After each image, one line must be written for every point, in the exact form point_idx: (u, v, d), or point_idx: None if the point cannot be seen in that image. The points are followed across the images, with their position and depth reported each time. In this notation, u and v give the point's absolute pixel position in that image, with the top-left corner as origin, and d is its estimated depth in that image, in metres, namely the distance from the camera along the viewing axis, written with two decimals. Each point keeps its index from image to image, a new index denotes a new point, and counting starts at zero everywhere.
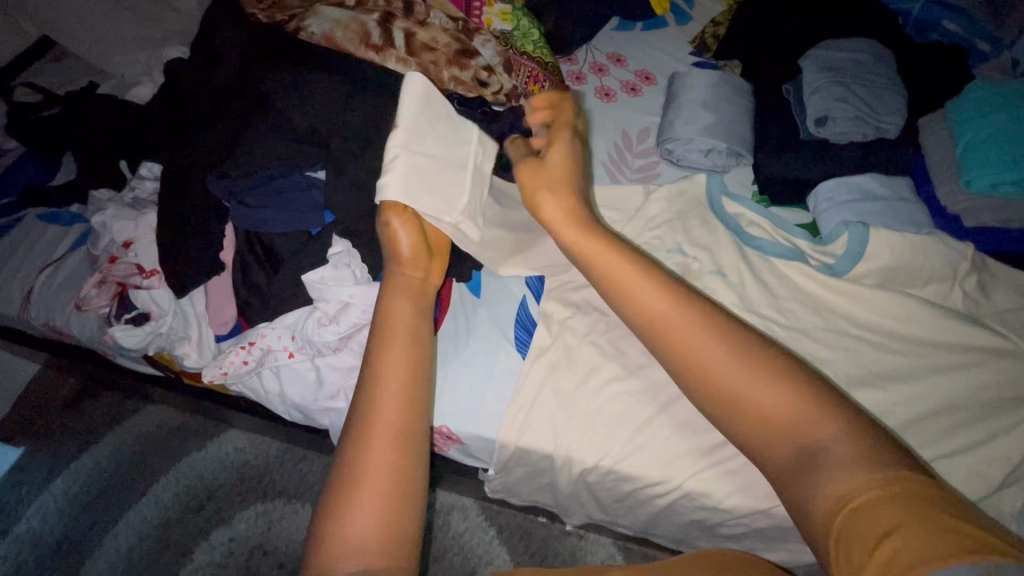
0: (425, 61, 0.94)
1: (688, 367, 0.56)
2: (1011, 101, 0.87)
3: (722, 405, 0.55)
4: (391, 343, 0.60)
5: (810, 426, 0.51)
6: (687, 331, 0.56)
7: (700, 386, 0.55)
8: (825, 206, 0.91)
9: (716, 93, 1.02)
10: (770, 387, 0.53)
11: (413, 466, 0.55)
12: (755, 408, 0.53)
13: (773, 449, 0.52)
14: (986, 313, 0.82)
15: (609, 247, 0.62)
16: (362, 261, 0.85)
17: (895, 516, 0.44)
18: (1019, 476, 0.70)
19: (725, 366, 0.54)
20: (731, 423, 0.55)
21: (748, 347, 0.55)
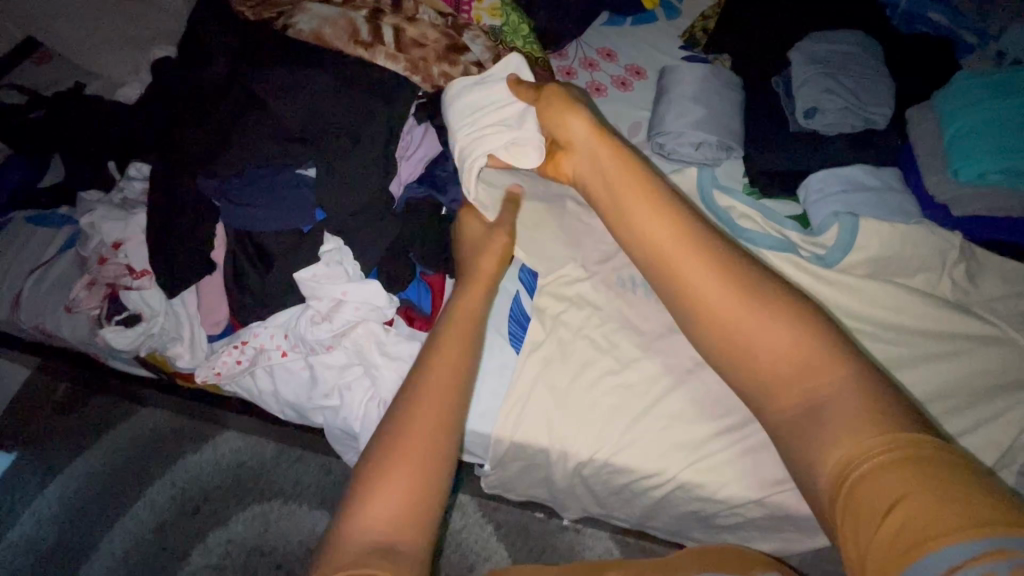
0: (415, 57, 0.93)
1: (696, 311, 0.59)
2: (996, 91, 0.87)
3: (732, 355, 0.57)
4: (444, 343, 0.62)
5: (823, 382, 0.52)
6: (697, 273, 0.59)
7: (708, 332, 0.58)
8: (814, 197, 0.92)
9: (705, 87, 1.03)
10: (782, 341, 0.54)
11: (442, 464, 0.55)
12: (764, 358, 0.55)
13: (779, 402, 0.54)
14: (975, 301, 0.83)
15: (631, 176, 0.67)
16: (354, 258, 0.85)
17: (899, 483, 0.43)
18: (1007, 461, 0.71)
19: (730, 310, 0.56)
20: (739, 374, 0.57)
21: (753, 290, 0.57)
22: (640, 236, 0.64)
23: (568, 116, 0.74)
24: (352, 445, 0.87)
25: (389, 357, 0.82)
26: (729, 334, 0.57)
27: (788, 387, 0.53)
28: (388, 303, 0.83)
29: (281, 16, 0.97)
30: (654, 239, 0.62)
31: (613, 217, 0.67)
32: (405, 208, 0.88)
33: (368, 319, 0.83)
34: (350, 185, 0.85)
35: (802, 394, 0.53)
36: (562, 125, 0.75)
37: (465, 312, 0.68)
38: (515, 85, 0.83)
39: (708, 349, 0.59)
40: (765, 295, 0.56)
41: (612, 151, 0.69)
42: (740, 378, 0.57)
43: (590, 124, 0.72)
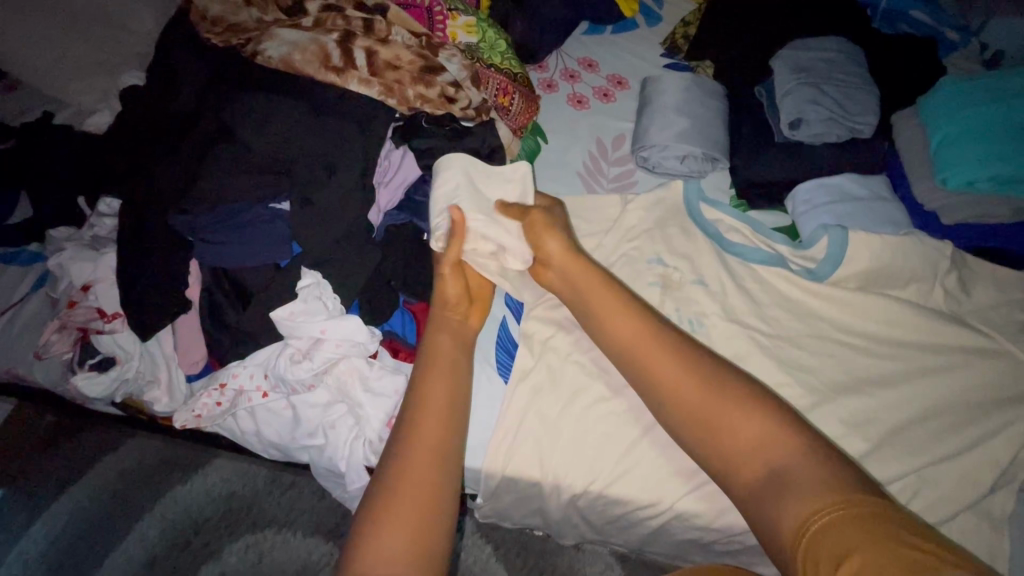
0: (389, 81, 0.91)
1: (664, 393, 0.65)
2: (979, 97, 0.86)
3: (698, 432, 0.62)
4: (426, 410, 0.66)
5: (777, 453, 0.56)
6: (660, 360, 0.66)
7: (674, 412, 0.64)
8: (803, 209, 0.90)
9: (688, 98, 1.01)
10: (739, 418, 0.59)
11: (436, 521, 0.60)
12: (726, 435, 0.60)
13: (743, 475, 0.58)
14: (967, 311, 0.82)
15: (593, 282, 0.74)
16: (334, 292, 0.81)
17: (850, 538, 0.47)
18: (1005, 479, 0.70)
19: (686, 386, 0.63)
20: (703, 448, 0.61)
21: (705, 371, 0.64)
22: (611, 332, 0.71)
23: (546, 232, 0.78)
24: (339, 483, 0.84)
25: (373, 394, 0.80)
26: (695, 413, 0.62)
27: (749, 461, 0.58)
28: (369, 338, 0.80)
29: (250, 41, 0.93)
30: (621, 335, 0.70)
31: (585, 316, 0.75)
32: (385, 234, 0.87)
33: (350, 355, 0.80)
34: (327, 216, 0.83)
35: (760, 465, 0.57)
36: (535, 240, 0.78)
37: (441, 372, 0.71)
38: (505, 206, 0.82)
39: (677, 425, 0.64)
40: (722, 378, 0.62)
41: (582, 264, 0.76)
42: (707, 455, 0.62)
43: (564, 243, 0.77)
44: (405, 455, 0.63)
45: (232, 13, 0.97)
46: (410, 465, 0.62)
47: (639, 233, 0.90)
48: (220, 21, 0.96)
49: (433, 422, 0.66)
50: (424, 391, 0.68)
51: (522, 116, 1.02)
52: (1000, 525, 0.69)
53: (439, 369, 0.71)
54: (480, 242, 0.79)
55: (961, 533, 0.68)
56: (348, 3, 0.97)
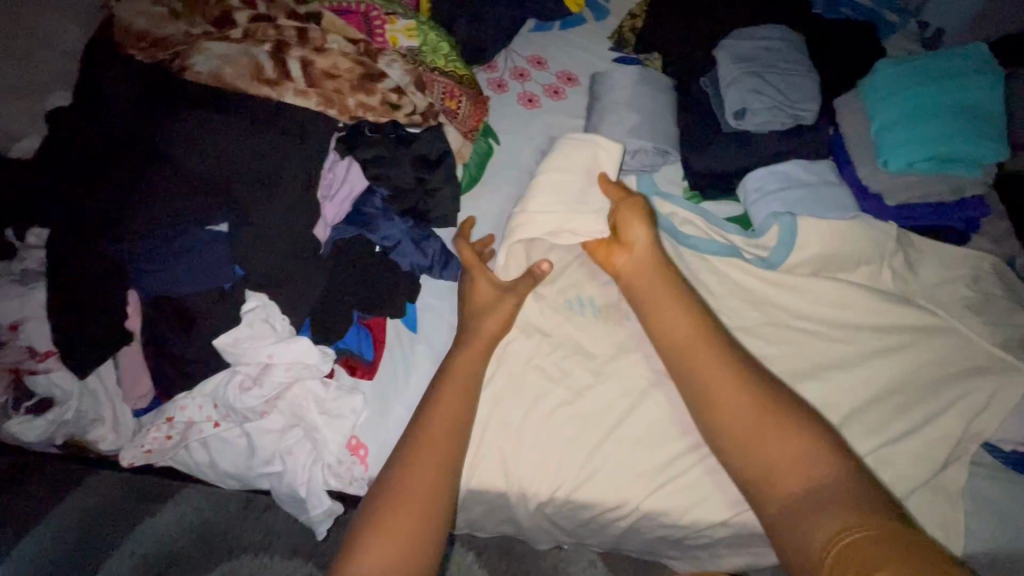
0: (327, 91, 0.89)
1: (706, 391, 0.64)
2: (916, 77, 0.88)
3: (737, 441, 0.61)
4: (441, 409, 0.65)
5: (813, 470, 0.56)
6: (713, 367, 0.64)
7: (717, 421, 0.62)
8: (754, 197, 0.90)
9: (637, 92, 1.00)
10: (783, 433, 0.59)
11: (430, 546, 0.58)
12: (764, 448, 0.59)
13: (781, 488, 0.57)
14: (916, 289, 0.82)
15: (658, 276, 0.74)
16: (281, 313, 0.80)
17: (882, 556, 0.47)
18: (957, 453, 0.71)
19: (731, 388, 0.63)
20: (736, 451, 0.61)
21: (751, 378, 0.63)
22: (662, 324, 0.70)
23: (634, 217, 0.78)
24: (301, 510, 0.81)
25: (330, 416, 0.78)
26: (738, 419, 0.61)
27: (784, 473, 0.57)
28: (322, 358, 0.78)
29: (177, 56, 0.90)
30: (675, 325, 0.69)
31: (641, 307, 0.74)
32: (333, 249, 0.85)
33: (303, 378, 0.78)
34: (269, 236, 0.80)
35: (799, 479, 0.56)
36: (622, 221, 0.79)
37: (458, 385, 0.68)
38: (604, 181, 0.84)
39: (720, 432, 0.62)
40: (772, 396, 0.61)
41: (658, 262, 0.75)
42: (742, 466, 0.60)
43: (651, 234, 0.77)
44: (404, 475, 0.60)
45: (157, 27, 0.92)
46: (410, 485, 0.60)
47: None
48: (145, 35, 0.91)
49: (438, 437, 0.63)
50: (434, 408, 0.65)
51: (471, 118, 1.01)
52: (956, 498, 0.70)
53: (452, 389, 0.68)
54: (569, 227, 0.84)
55: (918, 508, 0.69)
56: (281, 14, 0.96)
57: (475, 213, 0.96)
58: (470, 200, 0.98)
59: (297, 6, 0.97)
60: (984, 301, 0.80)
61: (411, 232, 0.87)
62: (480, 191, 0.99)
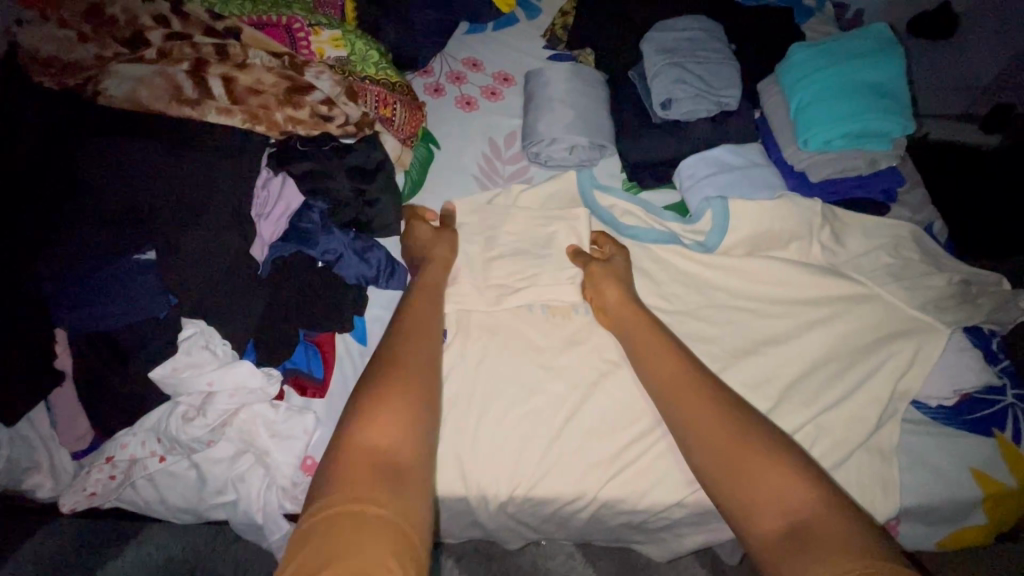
0: (253, 107, 0.89)
1: (688, 430, 0.62)
2: (827, 58, 0.92)
3: (725, 475, 0.57)
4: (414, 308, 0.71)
5: (800, 505, 0.52)
6: (694, 405, 0.63)
7: (699, 455, 0.60)
8: (688, 183, 0.92)
9: (570, 88, 1.02)
10: (767, 468, 0.55)
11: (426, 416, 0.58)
12: (751, 482, 0.55)
13: (762, 521, 0.53)
14: (843, 260, 0.86)
15: (637, 322, 0.74)
16: (221, 339, 0.78)
17: None
18: (890, 413, 0.74)
19: (713, 423, 0.60)
20: (722, 483, 0.57)
21: (736, 413, 0.61)
22: (645, 368, 0.69)
23: (606, 281, 0.79)
24: (261, 536, 0.79)
25: (280, 438, 0.76)
26: (721, 450, 0.58)
27: (770, 506, 0.53)
28: (266, 381, 0.76)
29: (89, 81, 0.88)
30: (654, 363, 0.69)
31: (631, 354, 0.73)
32: (272, 270, 0.83)
33: (249, 402, 0.76)
34: (201, 262, 0.77)
35: (782, 512, 0.52)
36: (595, 279, 0.80)
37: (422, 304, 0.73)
38: (573, 254, 0.86)
39: (704, 468, 0.59)
40: (747, 430, 0.59)
41: (636, 312, 0.75)
42: (730, 506, 0.56)
43: (620, 291, 0.78)
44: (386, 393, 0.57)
45: (66, 51, 0.89)
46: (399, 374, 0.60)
47: (534, 230, 0.90)
48: (53, 61, 0.88)
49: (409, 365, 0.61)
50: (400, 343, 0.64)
51: (408, 125, 1.00)
52: (890, 456, 0.72)
53: (416, 331, 0.67)
54: (521, 284, 0.85)
55: (855, 470, 0.72)
56: (196, 31, 0.95)
57: None
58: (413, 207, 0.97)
59: (214, 21, 0.96)
60: (904, 267, 0.84)
61: (352, 243, 0.87)
62: (423, 197, 0.98)
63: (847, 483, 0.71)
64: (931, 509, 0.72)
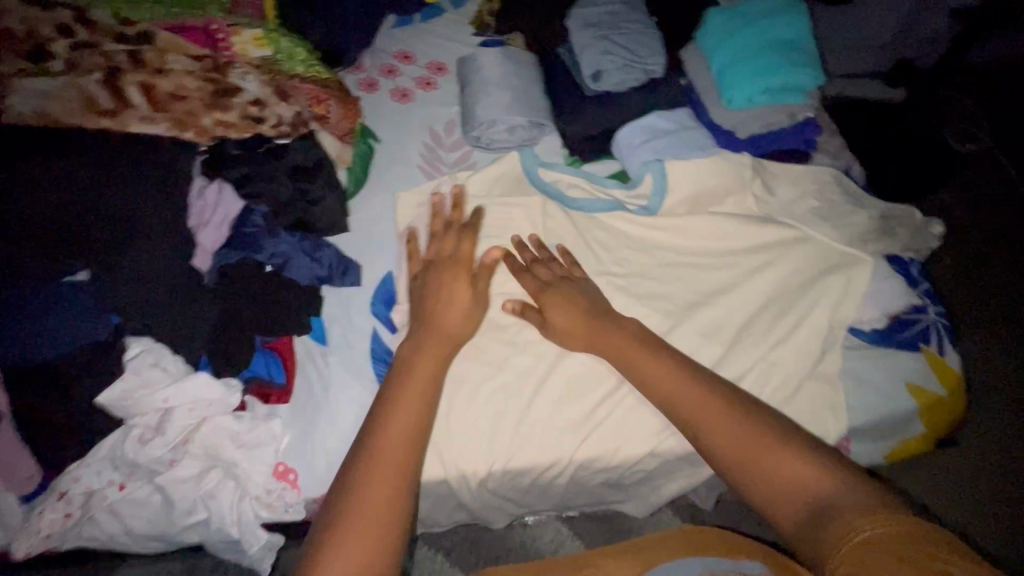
0: (178, 113, 0.86)
1: (687, 417, 0.60)
2: (740, 21, 0.97)
3: (737, 461, 0.55)
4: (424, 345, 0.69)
5: (817, 483, 0.51)
6: (683, 388, 0.61)
7: (705, 439, 0.58)
8: (626, 151, 0.95)
9: (503, 70, 1.03)
10: (778, 449, 0.54)
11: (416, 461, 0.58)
12: (764, 464, 0.54)
13: (783, 513, 0.51)
14: (777, 209, 0.91)
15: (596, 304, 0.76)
16: (172, 353, 0.75)
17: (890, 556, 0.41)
18: (834, 341, 0.80)
19: (710, 408, 0.59)
20: (738, 471, 0.55)
21: (732, 396, 0.60)
22: (625, 358, 0.69)
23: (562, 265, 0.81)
24: (242, 552, 0.77)
25: (248, 448, 0.74)
26: (725, 436, 0.56)
27: (790, 491, 0.52)
28: (227, 391, 0.74)
29: None
30: (626, 353, 0.69)
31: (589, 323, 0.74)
32: (219, 278, 0.80)
33: (212, 415, 0.74)
34: (141, 276, 0.76)
35: (805, 506, 0.50)
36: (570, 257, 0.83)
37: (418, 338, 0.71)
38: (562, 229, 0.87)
39: (712, 453, 0.57)
40: (751, 412, 0.58)
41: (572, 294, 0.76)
42: (750, 494, 0.54)
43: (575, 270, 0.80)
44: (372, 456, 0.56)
45: None
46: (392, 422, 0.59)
47: (481, 211, 0.91)
48: None
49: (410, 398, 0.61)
50: (363, 469, 0.55)
51: (345, 121, 0.98)
52: (836, 381, 0.78)
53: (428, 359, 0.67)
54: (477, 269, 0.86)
55: (805, 401, 0.77)
56: (106, 39, 0.91)
57: (366, 215, 0.95)
58: (358, 205, 0.96)
59: (124, 28, 0.92)
60: (831, 208, 0.89)
61: (300, 244, 0.85)
62: (369, 192, 0.97)
63: (802, 411, 0.77)
64: (876, 426, 0.78)
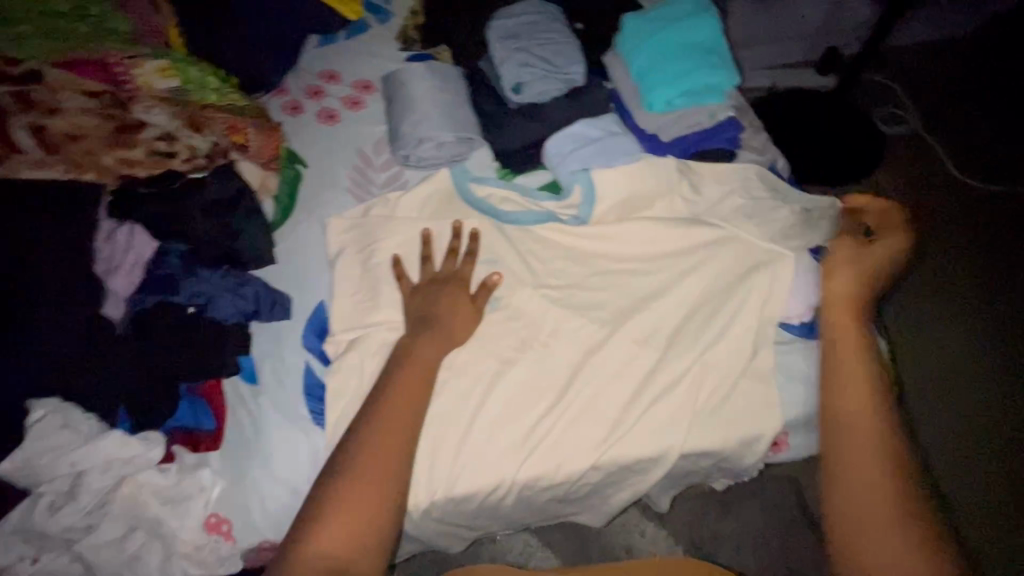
0: (77, 154, 0.83)
1: (843, 419, 0.70)
2: (655, 24, 0.98)
3: (842, 474, 0.67)
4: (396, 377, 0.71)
5: (895, 531, 0.62)
6: (852, 394, 0.72)
7: (831, 458, 0.69)
8: (556, 161, 0.95)
9: (428, 85, 1.01)
10: (871, 492, 0.65)
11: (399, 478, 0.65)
12: (861, 500, 0.65)
13: (855, 540, 0.63)
14: (705, 209, 0.91)
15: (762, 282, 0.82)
16: (83, 413, 0.72)
17: None
18: (765, 336, 0.81)
19: (869, 420, 0.69)
20: (838, 494, 0.66)
21: (881, 422, 0.69)
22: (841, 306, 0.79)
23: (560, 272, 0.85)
24: None
25: (173, 502, 0.72)
26: (850, 454, 0.68)
27: (876, 527, 0.63)
28: (145, 446, 0.72)
29: None
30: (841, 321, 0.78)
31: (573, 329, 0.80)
32: (133, 327, 0.77)
33: (132, 473, 0.71)
34: (42, 332, 0.72)
35: (879, 546, 0.62)
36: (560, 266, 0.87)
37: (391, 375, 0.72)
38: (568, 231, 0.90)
39: (835, 458, 0.69)
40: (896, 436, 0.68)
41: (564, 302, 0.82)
42: (837, 507, 0.66)
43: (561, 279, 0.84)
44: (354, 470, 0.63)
45: None
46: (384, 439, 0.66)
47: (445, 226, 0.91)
48: None
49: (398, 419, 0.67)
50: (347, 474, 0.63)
51: (267, 147, 0.94)
52: (768, 377, 0.80)
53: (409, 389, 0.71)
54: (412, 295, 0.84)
55: (739, 398, 0.79)
56: None
57: (294, 244, 0.91)
58: (285, 235, 0.92)
59: (8, 66, 0.89)
60: (756, 205, 0.90)
61: (223, 282, 0.81)
62: (295, 220, 0.93)
63: (736, 408, 0.79)
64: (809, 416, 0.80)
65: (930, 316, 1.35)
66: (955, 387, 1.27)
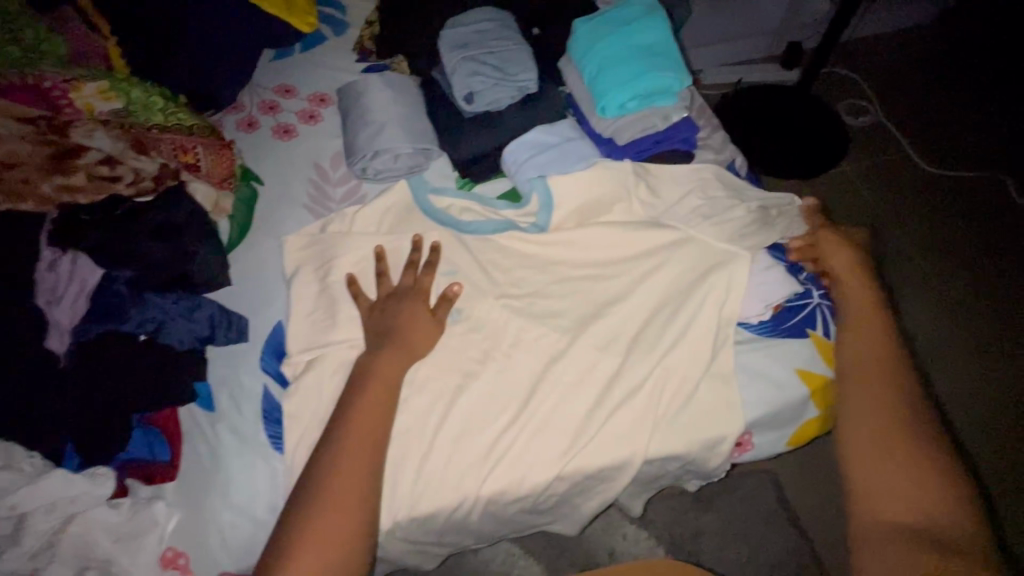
0: (13, 184, 0.81)
1: (855, 366, 0.73)
2: (606, 28, 0.97)
3: (855, 419, 0.70)
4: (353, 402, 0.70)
5: (911, 463, 0.65)
6: (870, 339, 0.75)
7: (844, 397, 0.73)
8: (514, 169, 0.94)
9: (382, 96, 0.99)
10: (889, 429, 0.68)
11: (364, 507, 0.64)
12: (868, 436, 0.68)
13: (862, 471, 0.67)
14: (664, 211, 0.92)
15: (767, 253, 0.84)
16: (24, 452, 0.71)
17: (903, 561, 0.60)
18: (726, 336, 0.81)
19: (879, 365, 0.72)
20: (848, 433, 0.70)
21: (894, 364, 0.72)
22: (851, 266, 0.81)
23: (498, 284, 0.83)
24: None
25: (124, 539, 0.70)
26: (861, 396, 0.71)
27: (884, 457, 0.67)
28: (92, 483, 0.70)
29: None
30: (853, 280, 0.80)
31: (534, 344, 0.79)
32: (77, 360, 0.74)
33: (79, 511, 0.70)
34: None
35: (890, 476, 0.66)
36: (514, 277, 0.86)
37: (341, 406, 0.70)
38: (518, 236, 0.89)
39: (847, 401, 0.72)
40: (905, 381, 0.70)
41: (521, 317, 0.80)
42: (847, 445, 0.70)
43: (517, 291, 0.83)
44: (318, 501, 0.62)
45: None
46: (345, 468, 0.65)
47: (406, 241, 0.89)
48: None
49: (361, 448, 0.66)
50: (310, 507, 0.61)
51: (219, 167, 0.93)
52: (731, 377, 0.80)
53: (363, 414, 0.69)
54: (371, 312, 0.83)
55: (703, 399, 0.79)
56: None
57: (250, 264, 0.89)
58: (240, 256, 0.90)
59: None
60: (712, 205, 0.91)
61: (174, 307, 0.78)
62: (251, 239, 0.92)
63: (700, 408, 0.78)
64: (773, 413, 0.81)
65: (913, 300, 1.37)
66: (955, 362, 1.29)
